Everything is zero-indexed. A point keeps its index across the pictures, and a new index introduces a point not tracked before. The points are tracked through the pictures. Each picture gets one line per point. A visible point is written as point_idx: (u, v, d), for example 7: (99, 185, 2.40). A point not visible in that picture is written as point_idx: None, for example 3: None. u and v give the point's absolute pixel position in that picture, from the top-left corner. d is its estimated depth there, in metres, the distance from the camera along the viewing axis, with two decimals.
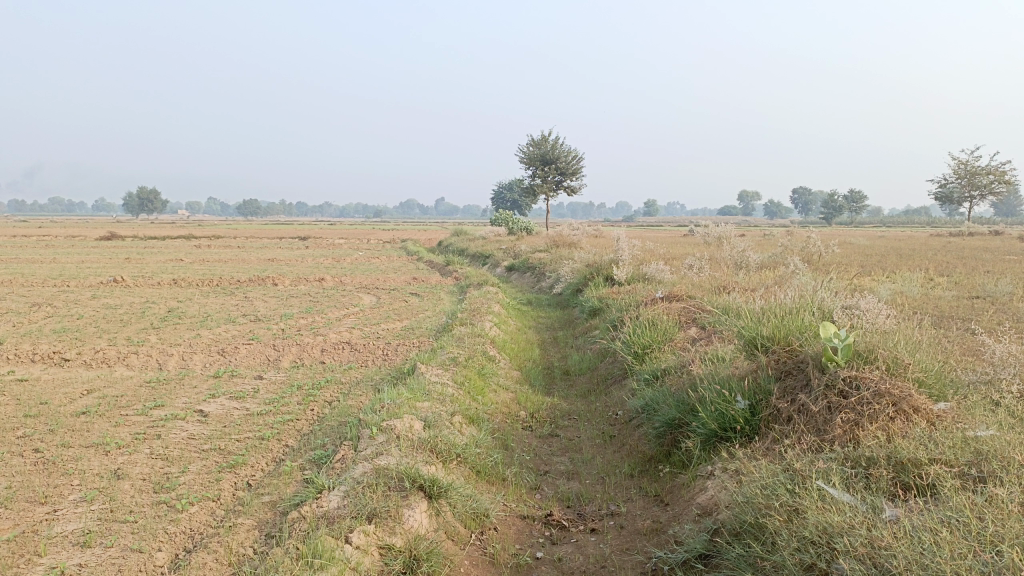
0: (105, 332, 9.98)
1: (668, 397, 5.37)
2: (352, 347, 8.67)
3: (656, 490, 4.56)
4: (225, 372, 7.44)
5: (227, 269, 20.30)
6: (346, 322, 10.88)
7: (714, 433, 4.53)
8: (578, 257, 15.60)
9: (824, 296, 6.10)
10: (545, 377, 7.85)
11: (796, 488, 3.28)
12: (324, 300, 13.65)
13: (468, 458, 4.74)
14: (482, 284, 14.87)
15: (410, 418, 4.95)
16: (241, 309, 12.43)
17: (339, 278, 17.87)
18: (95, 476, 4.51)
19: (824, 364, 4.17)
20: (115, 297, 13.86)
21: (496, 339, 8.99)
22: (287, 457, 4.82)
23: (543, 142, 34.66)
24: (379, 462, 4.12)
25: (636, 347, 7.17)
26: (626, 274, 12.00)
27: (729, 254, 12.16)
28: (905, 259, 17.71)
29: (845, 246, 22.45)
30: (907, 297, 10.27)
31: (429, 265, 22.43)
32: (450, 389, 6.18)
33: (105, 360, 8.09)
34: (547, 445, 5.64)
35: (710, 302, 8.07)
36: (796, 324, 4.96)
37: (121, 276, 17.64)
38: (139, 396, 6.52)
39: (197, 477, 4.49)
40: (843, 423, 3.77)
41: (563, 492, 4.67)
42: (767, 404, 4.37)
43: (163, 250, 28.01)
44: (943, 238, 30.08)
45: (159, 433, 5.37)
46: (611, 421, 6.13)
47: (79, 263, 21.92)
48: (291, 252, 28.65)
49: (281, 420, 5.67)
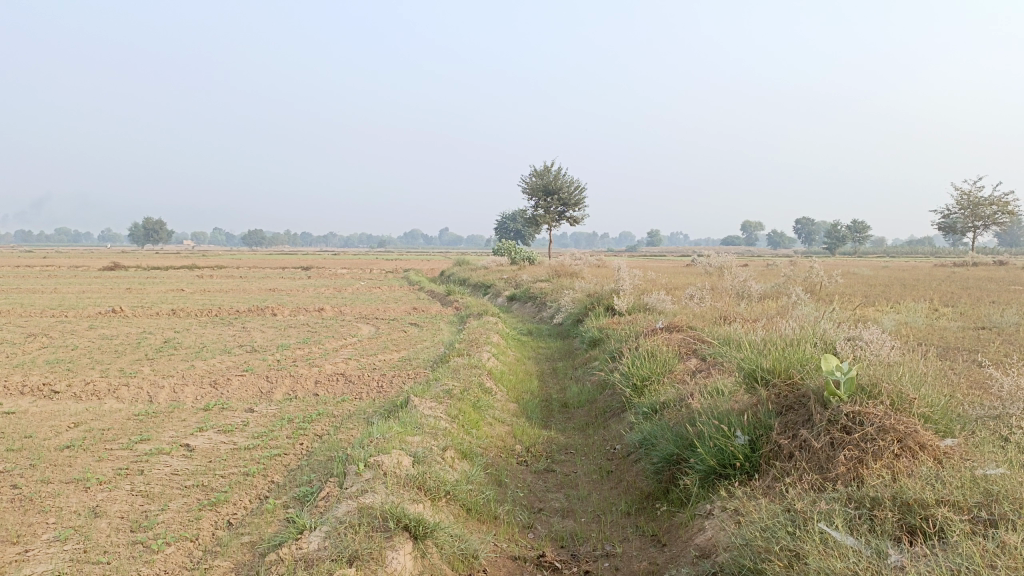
0: (98, 363, 9.86)
1: (667, 431, 5.21)
2: (346, 378, 8.52)
3: (653, 529, 4.39)
4: (216, 405, 7.29)
5: (227, 300, 20.22)
6: (343, 353, 10.74)
7: (713, 470, 4.37)
8: (579, 287, 15.49)
9: (827, 327, 5.95)
10: (543, 409, 7.68)
11: (797, 531, 3.13)
12: (323, 330, 13.53)
13: (458, 495, 4.58)
14: (482, 314, 14.76)
15: (399, 453, 4.80)
16: (238, 339, 12.32)
17: (338, 308, 17.77)
18: (71, 514, 4.36)
19: (826, 399, 4.03)
20: (112, 327, 13.75)
21: (494, 370, 8.84)
22: (271, 494, 4.67)
23: (546, 172, 34.76)
24: (364, 501, 3.96)
25: (635, 379, 7.02)
26: (627, 304, 11.88)
27: (731, 284, 12.04)
28: (909, 289, 17.59)
29: (849, 276, 22.30)
30: (913, 328, 10.12)
31: (430, 295, 22.34)
32: (443, 422, 6.03)
33: (95, 392, 7.95)
34: (542, 481, 5.46)
35: (711, 333, 7.92)
36: (798, 356, 4.81)
37: (120, 306, 17.55)
38: (126, 430, 6.37)
39: (176, 516, 4.34)
40: (847, 461, 3.62)
41: (557, 531, 4.49)
42: (767, 439, 4.21)
43: (164, 280, 27.98)
44: (948, 269, 29.93)
45: (143, 468, 5.22)
46: (608, 456, 5.95)
47: (79, 293, 21.87)
48: (292, 282, 28.57)
49: (268, 455, 5.51)
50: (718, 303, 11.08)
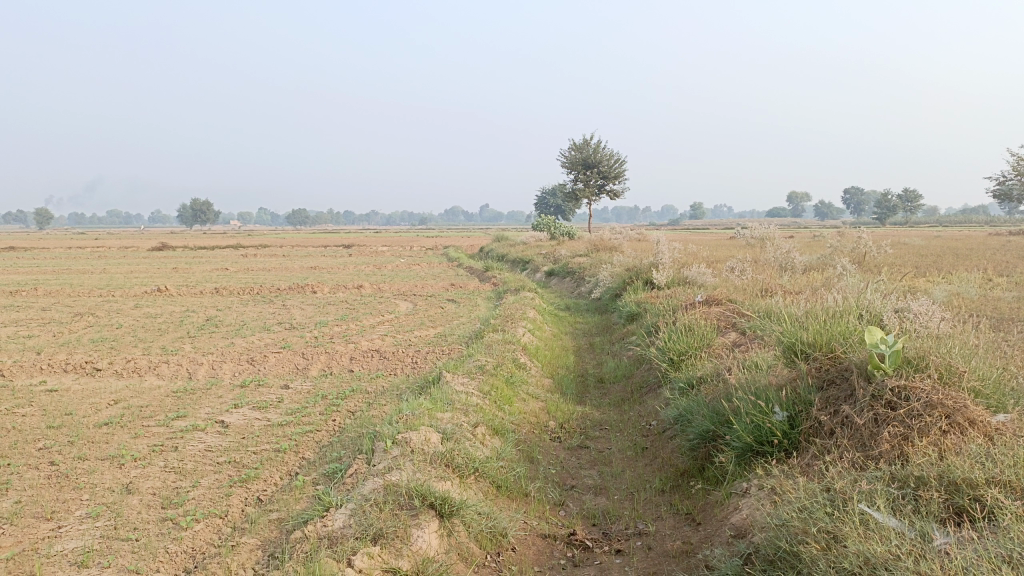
0: (141, 341, 10.02)
1: (703, 407, 5.05)
2: (381, 355, 8.51)
3: (688, 507, 4.26)
4: (252, 382, 7.34)
5: (269, 278, 20.45)
6: (379, 330, 10.75)
7: (750, 447, 4.21)
8: (617, 261, 15.29)
9: (872, 297, 5.72)
10: (579, 385, 7.57)
11: (836, 511, 2.98)
12: (361, 307, 13.60)
13: (488, 472, 4.50)
14: (520, 289, 14.69)
15: (428, 430, 4.73)
16: (277, 316, 12.44)
17: (377, 284, 17.84)
18: (105, 490, 4.39)
19: (870, 373, 3.85)
20: (156, 306, 14.00)
21: (530, 346, 8.74)
22: (301, 470, 4.65)
23: (585, 146, 34.38)
24: (390, 478, 3.90)
25: (671, 354, 6.86)
26: (665, 278, 11.68)
27: (773, 256, 11.72)
28: (963, 259, 17.02)
29: (898, 247, 21.60)
30: (964, 298, 9.73)
31: (469, 271, 22.30)
32: (475, 398, 5.96)
33: (136, 370, 8.07)
34: (575, 457, 5.37)
35: (751, 306, 7.70)
36: (841, 327, 4.61)
37: (164, 285, 17.85)
38: (163, 407, 6.44)
39: (207, 492, 4.34)
40: (891, 438, 3.44)
41: (589, 509, 4.40)
42: (807, 416, 4.04)
43: (209, 260, 28.45)
44: (1003, 238, 28.67)
45: (177, 444, 5.26)
46: (644, 432, 5.83)
47: (127, 273, 22.35)
48: (334, 260, 28.83)
49: (300, 431, 5.51)
50: (759, 276, 10.80)
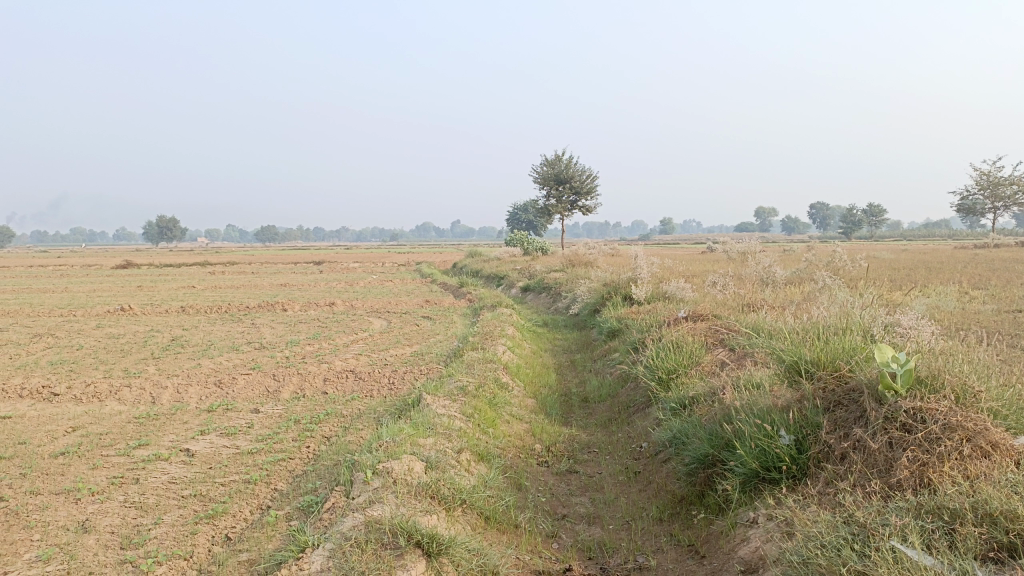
0: (103, 363, 9.57)
1: (699, 429, 4.82)
2: (356, 375, 8.17)
3: (690, 538, 4.00)
4: (220, 406, 6.97)
5: (237, 296, 19.94)
6: (354, 349, 10.39)
7: (756, 473, 3.98)
8: (595, 276, 15.09)
9: (867, 311, 5.54)
10: (563, 404, 7.30)
11: (864, 549, 2.74)
12: (333, 325, 13.21)
13: (476, 504, 4.21)
14: (496, 306, 14.40)
15: (410, 458, 4.43)
16: (246, 336, 12.01)
17: (349, 302, 17.46)
18: (58, 529, 4.02)
19: (881, 394, 3.63)
20: (120, 326, 13.48)
21: (511, 364, 8.45)
22: (274, 504, 4.32)
23: (557, 161, 34.29)
24: (372, 513, 3.59)
25: (660, 373, 6.62)
26: (645, 293, 11.49)
27: (754, 270, 11.57)
28: (935, 272, 17.09)
29: (871, 260, 21.65)
30: (946, 312, 9.63)
31: (441, 287, 21.95)
32: (458, 422, 5.66)
33: (96, 394, 7.64)
34: (564, 483, 5.09)
35: (737, 321, 7.50)
36: (844, 345, 4.40)
37: (128, 304, 17.27)
38: (124, 434, 6.05)
39: (170, 530, 3.99)
40: (910, 463, 3.23)
41: (584, 541, 4.12)
42: (815, 439, 3.82)
43: (175, 278, 27.77)
44: (971, 251, 28.92)
45: (138, 476, 4.88)
46: (634, 455, 5.57)
47: (90, 292, 21.71)
48: (305, 277, 28.27)
49: (272, 459, 5.17)
50: (741, 290, 10.63)
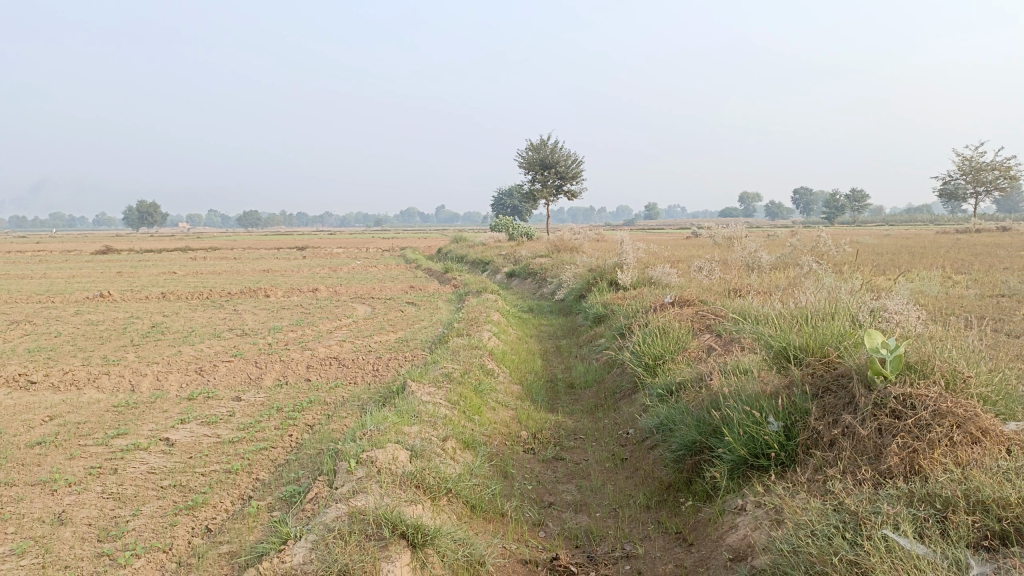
0: (82, 351, 9.42)
1: (687, 415, 4.78)
2: (340, 362, 8.07)
3: (677, 526, 3.97)
4: (202, 394, 6.86)
5: (220, 282, 19.74)
6: (338, 335, 10.29)
7: (744, 460, 3.94)
8: (580, 262, 15.03)
9: (856, 295, 5.51)
10: (549, 391, 7.26)
11: (856, 538, 2.71)
12: (317, 311, 13.09)
13: (462, 492, 4.15)
14: (482, 291, 14.33)
15: (395, 446, 4.35)
16: (229, 323, 11.87)
17: (333, 288, 17.31)
18: (34, 522, 3.92)
19: (871, 380, 3.59)
20: (100, 313, 13.29)
21: (496, 350, 8.39)
22: (255, 494, 4.24)
23: (543, 146, 34.14)
24: (355, 504, 3.52)
25: (646, 359, 6.58)
26: (631, 279, 11.44)
27: (739, 255, 11.54)
28: (919, 256, 17.15)
29: (855, 245, 21.73)
30: (930, 297, 9.65)
31: (426, 273, 21.83)
32: (443, 409, 5.60)
33: (74, 382, 7.51)
34: (551, 470, 5.04)
35: (724, 306, 7.46)
36: (833, 330, 4.36)
37: (108, 291, 17.04)
38: (103, 424, 5.94)
39: (148, 522, 3.90)
40: (900, 450, 3.20)
41: (571, 529, 4.07)
42: (804, 426, 3.79)
43: (157, 263, 27.46)
44: (954, 235, 29.05)
45: (117, 466, 4.78)
46: (621, 442, 5.53)
47: (69, 278, 21.40)
48: (288, 262, 28.04)
49: (254, 448, 5.08)
50: (727, 276, 10.61)
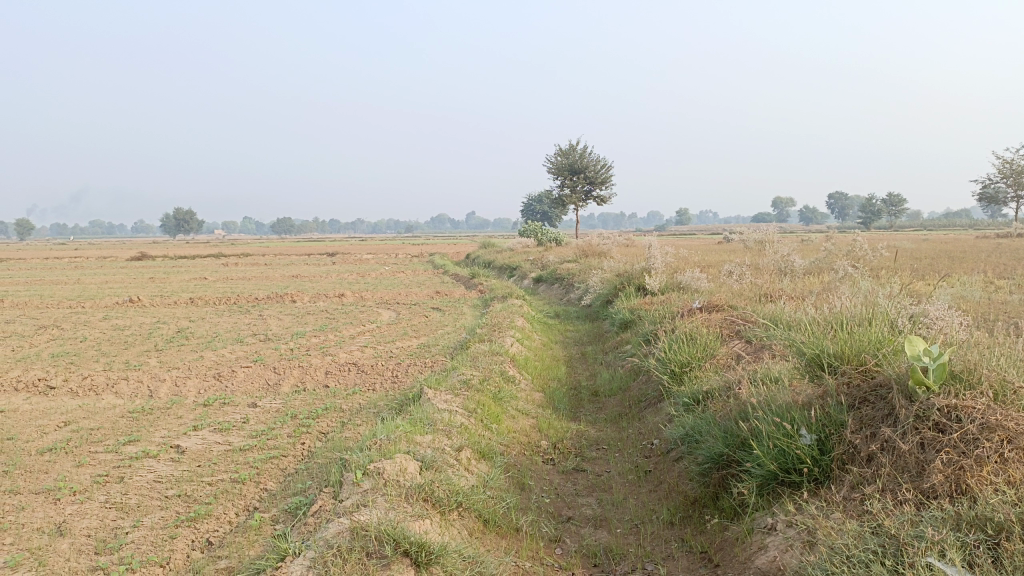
0: (104, 355, 9.40)
1: (714, 426, 4.53)
2: (359, 368, 7.92)
3: (702, 545, 3.72)
4: (217, 399, 6.75)
5: (248, 287, 19.79)
6: (360, 341, 10.16)
7: (774, 475, 3.69)
8: (608, 266, 14.77)
9: (894, 300, 5.22)
10: (572, 398, 7.03)
11: (897, 566, 2.45)
12: (342, 317, 12.99)
13: (474, 506, 3.94)
14: (507, 297, 14.15)
15: (404, 457, 4.16)
16: (252, 328, 11.81)
17: (359, 293, 17.24)
18: (32, 532, 3.80)
19: (912, 391, 3.33)
20: (126, 318, 13.33)
21: (518, 357, 8.18)
22: (260, 505, 4.08)
23: (572, 151, 33.92)
24: (358, 518, 3.33)
25: (673, 366, 6.32)
26: (659, 284, 11.18)
27: (770, 259, 11.20)
28: (959, 261, 16.61)
29: (892, 250, 21.20)
30: (971, 302, 9.26)
31: (452, 279, 21.65)
32: (459, 417, 5.41)
33: (93, 387, 7.45)
34: (570, 483, 4.82)
35: (754, 312, 7.18)
36: (870, 337, 4.09)
37: (137, 296, 17.13)
38: (116, 430, 5.84)
39: (148, 534, 3.76)
40: (945, 467, 2.94)
41: (589, 546, 3.85)
42: (839, 439, 3.53)
43: (188, 269, 27.67)
44: (993, 240, 28.32)
45: (123, 474, 4.66)
46: (645, 453, 5.29)
47: (101, 283, 21.62)
48: (317, 268, 28.06)
49: (264, 457, 4.94)
50: (758, 280, 10.29)
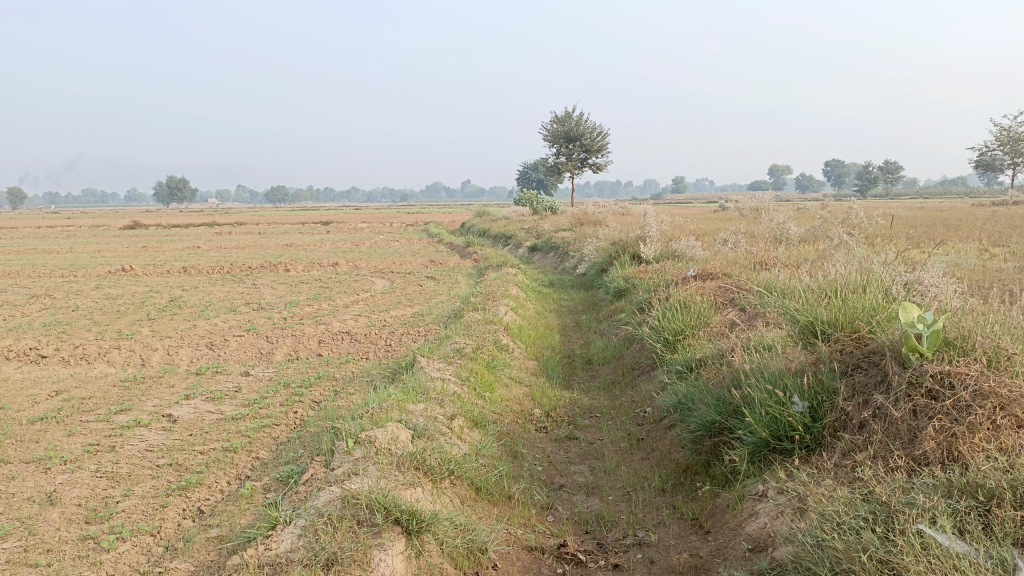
0: (97, 324, 9.36)
1: (706, 394, 4.52)
2: (352, 337, 7.90)
3: (694, 512, 3.72)
4: (210, 369, 6.73)
5: (241, 256, 19.70)
6: (353, 310, 10.13)
7: (766, 443, 3.68)
8: (603, 235, 14.71)
9: (889, 267, 5.19)
10: (565, 367, 7.04)
11: (888, 533, 2.45)
12: (336, 286, 12.93)
13: (466, 474, 3.94)
14: (502, 266, 14.10)
15: (396, 426, 4.14)
16: (246, 297, 11.76)
17: (352, 262, 17.16)
18: (23, 501, 3.79)
19: (905, 357, 3.31)
20: (119, 287, 13.25)
21: (512, 325, 8.16)
22: (252, 474, 4.07)
23: (567, 119, 33.63)
24: (349, 487, 3.32)
25: (666, 334, 6.30)
26: (653, 253, 11.13)
27: (766, 227, 11.14)
28: (955, 229, 16.58)
29: (888, 218, 21.13)
30: (966, 269, 9.24)
31: (447, 247, 21.56)
32: (452, 386, 5.40)
33: (85, 356, 7.42)
34: (563, 451, 4.82)
35: (748, 279, 7.16)
36: (864, 304, 4.06)
37: (129, 265, 17.03)
38: (108, 399, 5.81)
39: (139, 503, 3.75)
40: (937, 434, 2.93)
41: (581, 514, 3.85)
42: (831, 406, 3.52)
43: (181, 238, 27.49)
44: (989, 207, 28.27)
45: (115, 444, 4.65)
46: (638, 421, 5.29)
47: (94, 252, 21.50)
48: (310, 237, 27.91)
49: (256, 426, 4.92)
50: (753, 249, 10.25)
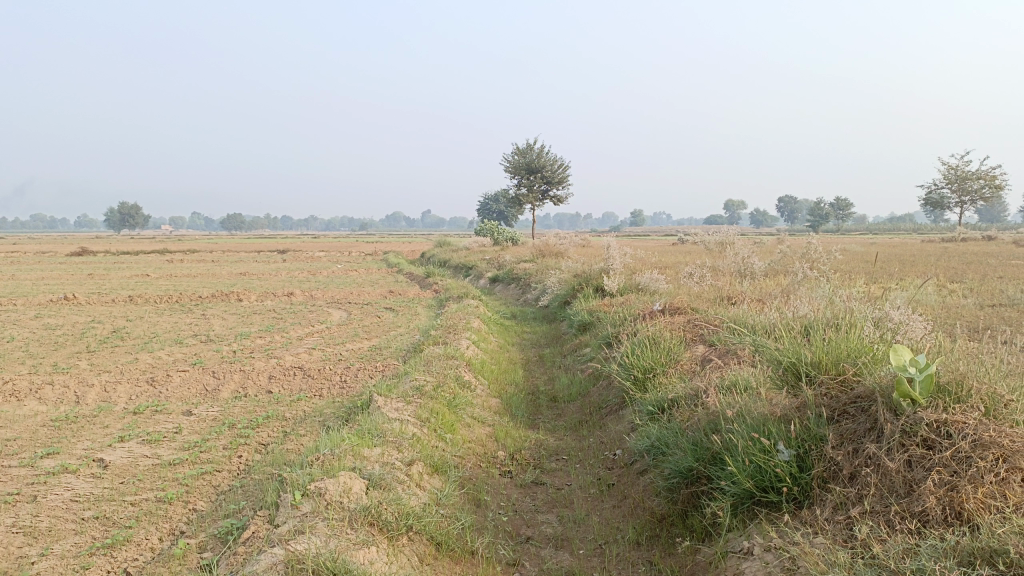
0: (31, 357, 8.79)
1: (681, 437, 4.27)
2: (305, 373, 7.50)
3: (672, 569, 3.45)
4: (149, 407, 6.27)
5: (193, 285, 19.08)
6: (308, 343, 9.71)
7: (750, 494, 3.43)
8: (565, 266, 14.53)
9: (865, 304, 5.01)
10: (530, 404, 6.73)
11: None
12: (290, 317, 12.49)
13: (425, 528, 3.60)
14: (462, 297, 13.80)
15: (349, 475, 3.80)
16: (194, 328, 11.24)
17: (309, 292, 16.69)
18: None
19: (896, 404, 3.09)
20: (59, 317, 12.61)
21: (474, 360, 7.85)
22: (188, 529, 3.68)
23: (528, 150, 33.68)
24: (294, 549, 2.97)
25: (635, 372, 6.05)
26: (617, 285, 10.95)
27: (729, 261, 11.03)
28: (910, 265, 16.83)
29: (846, 253, 21.39)
30: (928, 306, 9.23)
31: (407, 277, 21.21)
32: (411, 427, 5.05)
33: (13, 393, 6.89)
34: (529, 498, 4.51)
35: (718, 316, 6.98)
36: (848, 344, 3.86)
37: (72, 293, 16.30)
38: (34, 441, 5.34)
39: (57, 565, 3.34)
40: (938, 489, 2.71)
41: (550, 570, 3.53)
42: (819, 455, 3.29)
43: (129, 266, 26.59)
44: (941, 244, 28.81)
45: (36, 493, 4.21)
46: (608, 465, 5.01)
47: (37, 279, 20.64)
48: (266, 266, 27.27)
49: (195, 472, 4.53)
50: (718, 283, 10.13)
